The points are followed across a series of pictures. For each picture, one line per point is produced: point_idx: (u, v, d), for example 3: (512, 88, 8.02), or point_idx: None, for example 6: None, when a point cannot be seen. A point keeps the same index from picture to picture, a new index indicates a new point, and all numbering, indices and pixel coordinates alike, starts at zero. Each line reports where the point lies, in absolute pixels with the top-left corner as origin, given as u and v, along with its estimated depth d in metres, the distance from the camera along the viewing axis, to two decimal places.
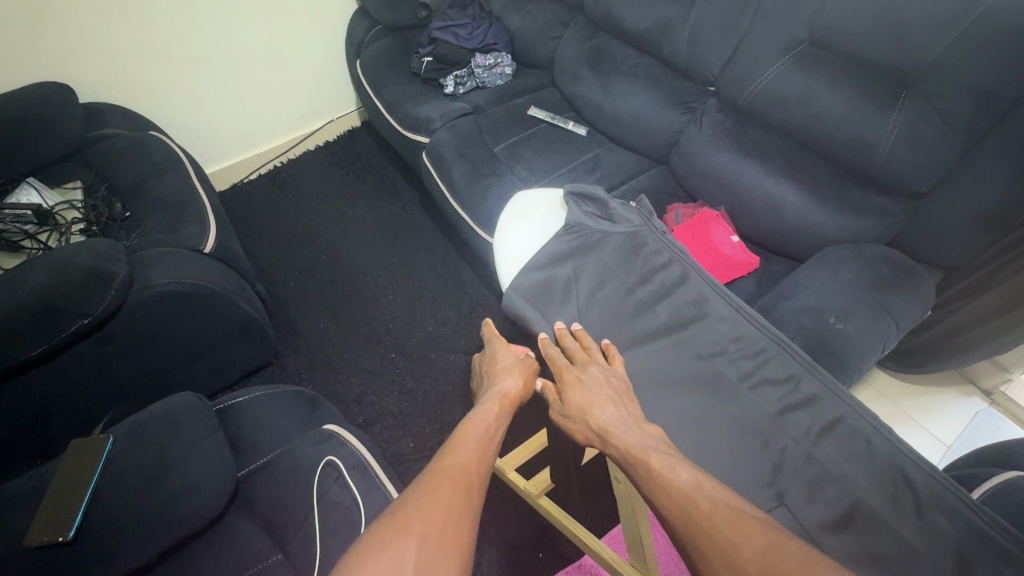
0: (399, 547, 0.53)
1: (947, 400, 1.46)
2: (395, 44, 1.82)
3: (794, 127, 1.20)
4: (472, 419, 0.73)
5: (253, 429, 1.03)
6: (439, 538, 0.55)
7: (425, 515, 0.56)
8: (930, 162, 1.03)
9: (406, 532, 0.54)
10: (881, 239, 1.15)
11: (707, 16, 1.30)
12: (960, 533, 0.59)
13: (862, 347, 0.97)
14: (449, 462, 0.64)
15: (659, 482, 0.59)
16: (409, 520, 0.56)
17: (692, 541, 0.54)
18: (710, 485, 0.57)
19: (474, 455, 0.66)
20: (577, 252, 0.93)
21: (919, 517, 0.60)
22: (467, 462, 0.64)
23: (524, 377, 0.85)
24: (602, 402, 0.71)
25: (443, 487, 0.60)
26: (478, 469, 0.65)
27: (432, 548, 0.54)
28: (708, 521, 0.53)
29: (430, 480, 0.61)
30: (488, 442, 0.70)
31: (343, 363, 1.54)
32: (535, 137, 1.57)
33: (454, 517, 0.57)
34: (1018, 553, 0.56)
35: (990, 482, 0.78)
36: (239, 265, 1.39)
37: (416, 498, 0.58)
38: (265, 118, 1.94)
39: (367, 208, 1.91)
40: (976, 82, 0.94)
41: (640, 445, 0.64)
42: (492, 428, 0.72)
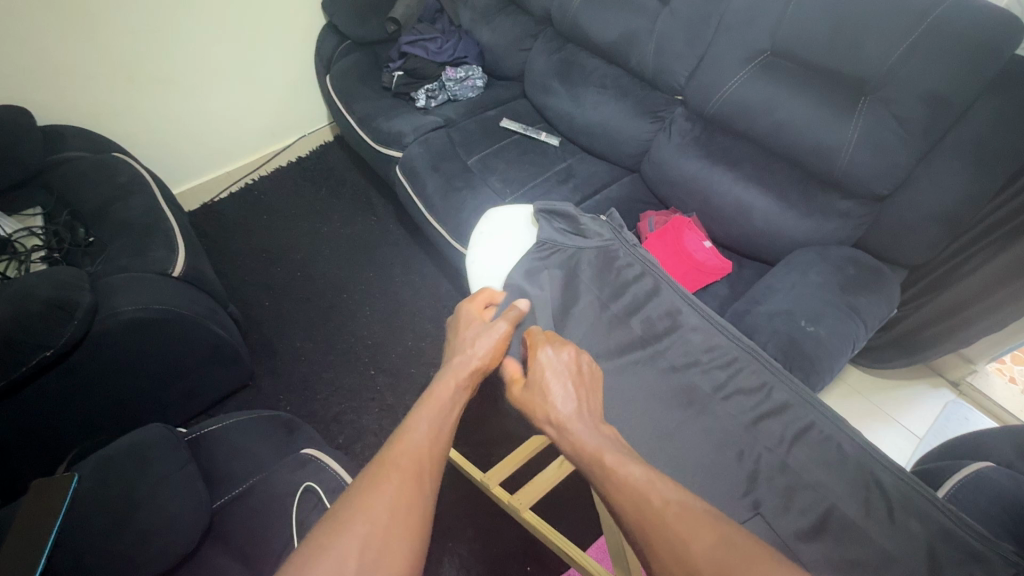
0: (339, 548, 0.51)
1: (917, 392, 1.50)
2: (365, 58, 1.81)
3: (759, 135, 1.23)
4: (431, 398, 0.67)
5: (227, 459, 1.00)
6: (385, 536, 0.53)
7: (371, 510, 0.54)
8: (890, 166, 1.06)
9: (347, 533, 0.52)
10: (847, 241, 1.18)
11: (671, 28, 1.32)
12: (930, 534, 0.60)
13: (832, 347, 0.99)
14: (399, 452, 0.60)
15: (613, 480, 0.56)
16: (350, 520, 0.53)
17: (643, 538, 0.52)
18: (658, 485, 0.55)
19: (427, 440, 0.62)
20: (550, 269, 0.93)
21: (892, 521, 0.62)
22: (419, 449, 0.61)
23: (499, 349, 0.78)
24: (563, 394, 0.69)
25: (388, 479, 0.57)
26: (432, 449, 0.62)
27: (374, 549, 0.52)
28: (659, 515, 0.52)
29: (380, 473, 0.58)
30: (443, 419, 0.66)
31: (321, 383, 1.51)
32: (508, 149, 1.58)
33: (401, 508, 0.55)
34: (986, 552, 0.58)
35: (961, 475, 0.79)
36: (211, 288, 1.36)
37: (362, 492, 0.56)
38: (234, 134, 1.91)
39: (342, 223, 1.89)
40: (930, 89, 0.98)
41: (597, 446, 0.62)
42: (451, 410, 0.68)
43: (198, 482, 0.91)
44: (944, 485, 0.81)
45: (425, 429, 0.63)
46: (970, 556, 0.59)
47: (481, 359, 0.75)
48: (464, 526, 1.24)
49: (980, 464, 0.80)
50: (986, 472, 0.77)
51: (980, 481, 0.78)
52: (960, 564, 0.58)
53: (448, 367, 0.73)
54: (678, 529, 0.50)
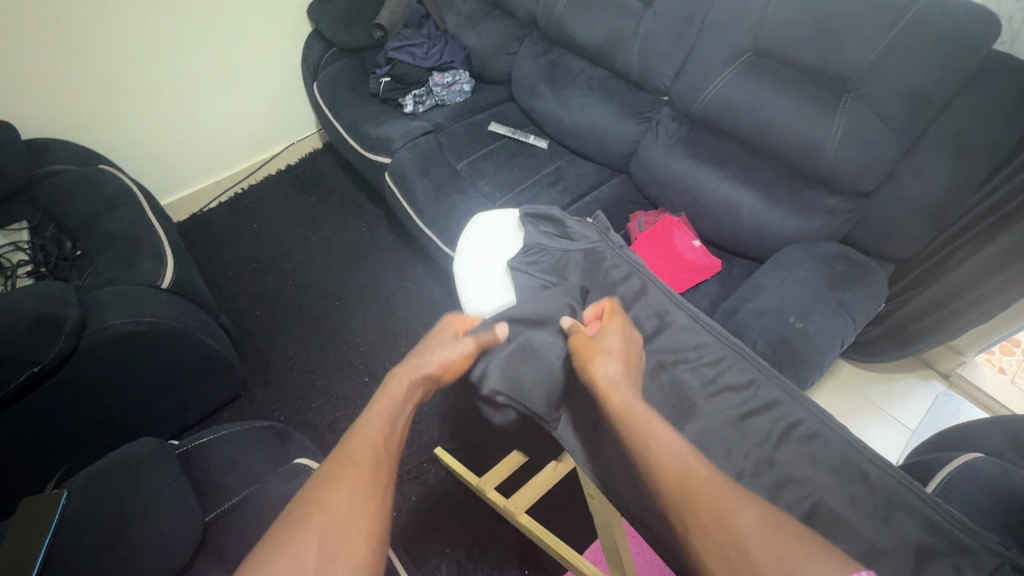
0: (296, 545, 0.53)
1: (908, 385, 1.51)
2: (352, 65, 1.81)
3: (745, 133, 1.24)
4: (381, 398, 0.70)
5: (219, 471, 1.00)
6: (339, 532, 0.55)
7: (328, 506, 0.57)
8: (874, 162, 1.07)
9: (302, 531, 0.54)
10: (834, 238, 1.19)
11: (655, 29, 1.33)
12: (919, 527, 0.61)
13: (822, 343, 1.00)
14: (355, 447, 0.63)
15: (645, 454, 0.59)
16: (305, 519, 0.55)
17: (677, 500, 0.55)
18: (689, 456, 0.58)
19: (382, 433, 0.65)
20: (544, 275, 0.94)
21: (881, 516, 0.62)
22: (373, 442, 0.64)
23: (453, 364, 0.77)
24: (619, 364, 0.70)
25: (343, 474, 0.59)
26: (387, 439, 0.65)
27: (333, 543, 0.54)
28: (699, 484, 0.55)
29: (334, 469, 0.60)
30: (395, 414, 0.69)
31: (315, 391, 1.50)
32: (496, 152, 1.58)
33: (359, 501, 0.58)
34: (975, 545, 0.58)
35: (949, 468, 0.81)
36: (201, 298, 1.35)
37: (317, 490, 0.58)
38: (222, 144, 1.90)
39: (333, 230, 1.88)
40: (911, 85, 0.99)
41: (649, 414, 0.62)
42: (403, 406, 0.70)
43: (190, 496, 0.90)
44: (933, 478, 0.82)
45: (379, 423, 0.66)
46: (959, 548, 0.59)
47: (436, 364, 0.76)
48: (461, 531, 1.23)
49: (965, 456, 0.81)
50: (971, 463, 0.79)
51: (969, 472, 0.78)
52: (948, 554, 0.59)
53: (402, 364, 0.75)
54: (712, 499, 0.54)
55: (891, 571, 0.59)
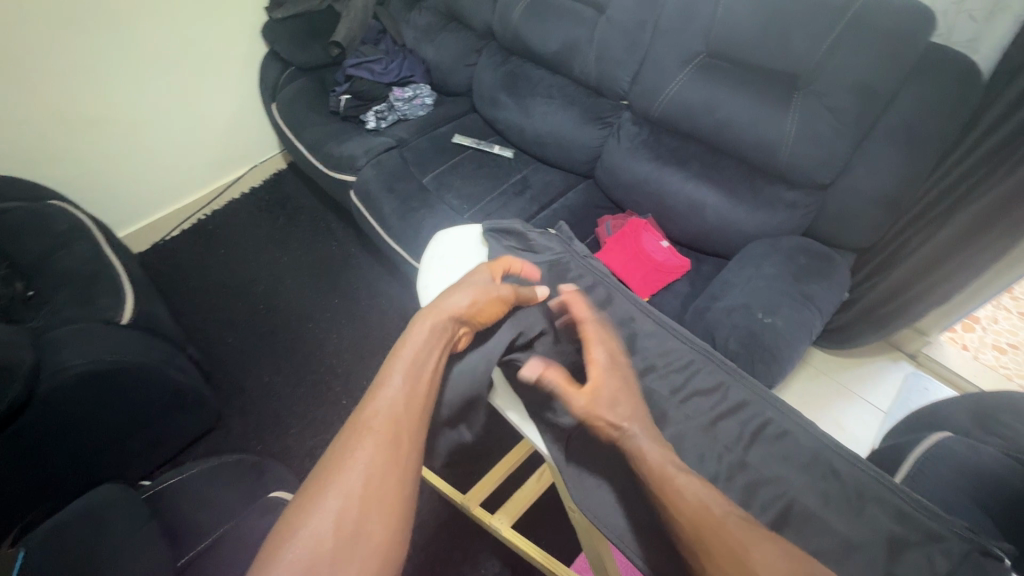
0: (317, 519, 0.54)
1: (879, 367, 1.55)
2: (310, 84, 1.78)
3: (704, 133, 1.26)
4: (403, 351, 0.69)
5: (192, 513, 0.97)
6: (358, 509, 0.55)
7: (344, 481, 0.57)
8: (828, 155, 1.10)
9: (321, 506, 0.55)
10: (796, 231, 1.22)
11: (610, 35, 1.35)
12: (890, 518, 0.62)
13: (791, 337, 1.01)
14: (371, 418, 0.62)
15: (662, 487, 0.61)
16: (324, 495, 0.56)
17: (692, 532, 0.57)
18: (703, 491, 0.60)
19: (399, 400, 0.64)
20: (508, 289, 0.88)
21: (851, 510, 0.63)
22: (391, 411, 0.63)
23: (486, 302, 0.77)
24: (628, 405, 0.71)
25: (359, 447, 0.59)
26: (402, 407, 0.64)
27: (353, 520, 0.55)
28: (713, 516, 0.57)
29: (351, 442, 0.60)
30: (416, 373, 0.67)
31: (292, 418, 1.47)
32: (462, 165, 1.57)
33: (378, 477, 0.58)
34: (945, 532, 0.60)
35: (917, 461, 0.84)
36: (166, 332, 1.31)
37: (334, 463, 0.59)
38: (182, 170, 1.85)
39: (301, 251, 1.85)
40: (858, 79, 1.02)
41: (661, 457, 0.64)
42: (426, 359, 0.69)
43: (160, 543, 0.86)
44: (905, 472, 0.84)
45: (396, 390, 0.65)
46: (929, 536, 0.60)
47: (467, 305, 0.75)
48: (450, 550, 1.21)
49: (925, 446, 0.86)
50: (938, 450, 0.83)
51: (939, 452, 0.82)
52: (919, 543, 0.60)
53: (429, 306, 0.74)
54: (728, 535, 0.55)
55: (867, 565, 0.60)
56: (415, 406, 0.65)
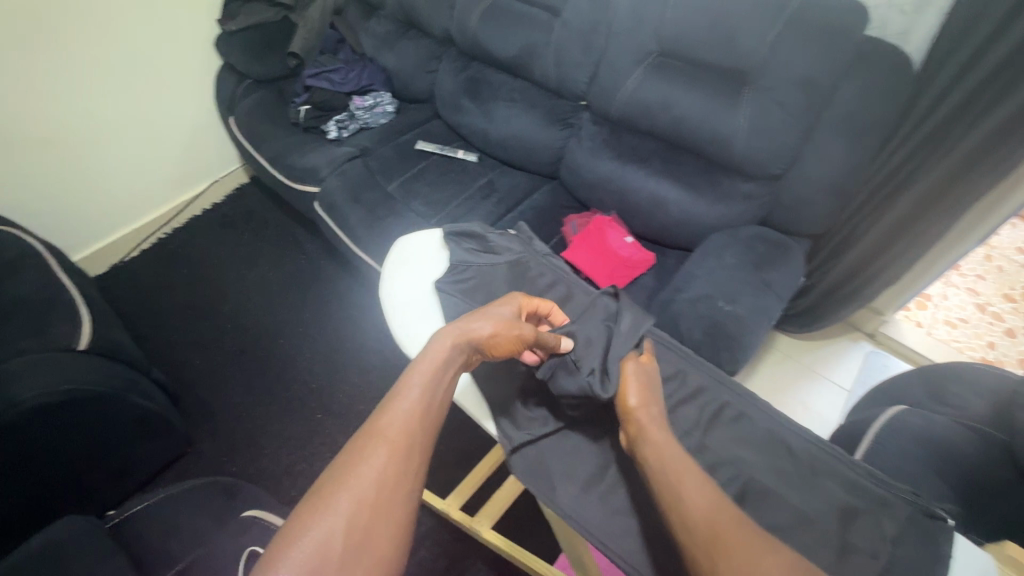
0: (324, 523, 0.49)
1: (842, 348, 1.60)
2: (269, 96, 1.76)
3: (661, 131, 1.29)
4: (424, 362, 0.65)
5: (161, 540, 0.94)
6: (370, 515, 0.51)
7: (355, 483, 0.52)
8: (777, 147, 1.14)
9: (331, 510, 0.50)
10: (753, 221, 1.26)
11: (565, 38, 1.37)
12: (840, 488, 0.66)
13: (752, 324, 1.04)
14: (387, 422, 0.57)
15: (672, 488, 0.58)
16: (335, 497, 0.51)
17: (703, 532, 0.54)
18: (715, 495, 0.57)
19: (417, 407, 0.60)
20: (470, 291, 0.88)
21: (804, 483, 0.67)
22: (408, 416, 0.59)
23: (505, 339, 0.72)
24: (651, 396, 0.71)
25: (373, 451, 0.55)
26: (420, 415, 0.59)
27: (364, 526, 0.50)
28: (727, 519, 0.54)
29: (365, 444, 0.56)
30: (437, 383, 0.63)
31: (267, 436, 1.45)
32: (427, 171, 1.57)
33: (390, 487, 0.53)
34: (891, 498, 0.63)
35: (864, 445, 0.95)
36: (128, 356, 1.27)
37: (347, 463, 0.54)
38: (140, 189, 1.81)
39: (269, 265, 1.82)
40: (801, 73, 1.06)
41: (678, 457, 0.62)
42: (445, 376, 0.64)
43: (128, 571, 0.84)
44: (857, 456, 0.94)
45: (414, 398, 0.61)
46: (877, 503, 0.64)
47: (488, 335, 0.70)
48: (434, 558, 1.21)
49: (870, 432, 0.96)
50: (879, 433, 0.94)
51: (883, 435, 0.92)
52: (869, 511, 0.63)
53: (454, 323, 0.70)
54: (741, 536, 0.53)
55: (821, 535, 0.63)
56: (431, 416, 0.61)
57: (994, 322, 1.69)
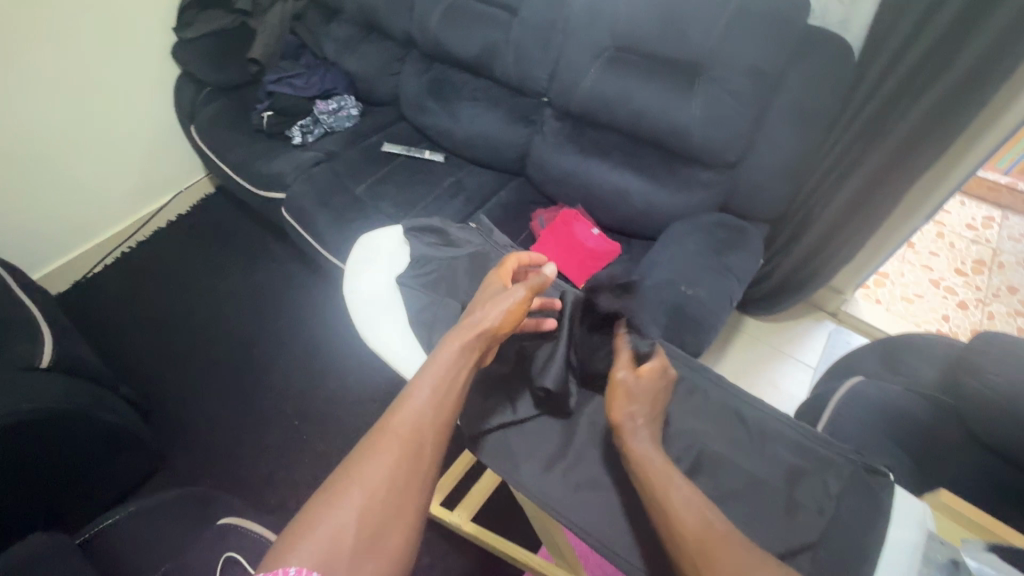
0: (338, 516, 0.53)
1: (807, 327, 1.66)
2: (230, 103, 1.74)
3: (622, 123, 1.31)
4: (434, 359, 0.66)
5: (135, 553, 0.93)
6: (379, 512, 0.54)
7: (367, 479, 0.56)
8: (733, 134, 1.18)
9: (343, 504, 0.54)
10: (712, 208, 1.30)
11: (524, 36, 1.39)
12: (788, 451, 0.70)
13: (713, 306, 1.08)
14: (399, 421, 0.60)
15: (662, 503, 0.60)
16: (346, 494, 0.55)
17: (689, 547, 0.56)
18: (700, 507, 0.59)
19: (428, 407, 0.62)
20: (430, 283, 0.89)
21: (754, 448, 0.71)
22: (419, 416, 0.61)
23: (512, 317, 0.72)
24: (651, 406, 0.70)
25: (386, 451, 0.58)
26: (431, 414, 0.61)
27: (373, 523, 0.54)
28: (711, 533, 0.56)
29: (377, 443, 0.59)
30: (448, 381, 0.65)
31: (244, 446, 1.43)
32: (394, 172, 1.57)
33: (400, 484, 0.56)
34: (831, 456, 0.69)
35: (825, 419, 0.99)
36: (94, 371, 1.24)
37: (360, 461, 0.57)
38: (101, 202, 1.77)
39: (239, 275, 1.79)
40: (749, 63, 1.11)
41: (665, 467, 0.63)
42: (456, 373, 0.66)
43: None
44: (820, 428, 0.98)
45: (426, 396, 0.62)
46: (822, 462, 0.69)
47: (495, 322, 0.70)
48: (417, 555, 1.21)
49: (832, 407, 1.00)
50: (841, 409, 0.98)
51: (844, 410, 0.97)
52: (815, 470, 0.68)
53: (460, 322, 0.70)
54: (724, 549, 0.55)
55: (771, 496, 0.67)
56: (444, 414, 0.62)
57: (948, 295, 1.77)
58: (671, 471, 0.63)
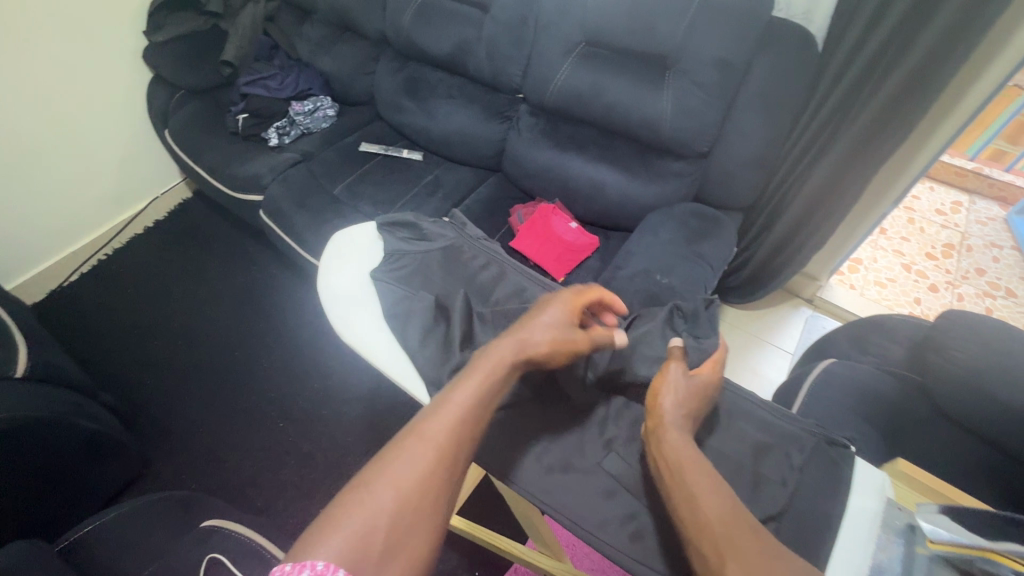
0: (367, 514, 0.51)
1: (785, 314, 1.69)
2: (205, 106, 1.73)
3: (597, 118, 1.32)
4: (477, 371, 0.63)
5: (116, 559, 0.93)
6: (410, 514, 0.53)
7: (399, 481, 0.54)
8: (702, 125, 1.20)
9: (373, 503, 0.52)
10: (686, 198, 1.33)
11: (497, 32, 1.40)
12: (754, 429, 0.73)
13: (688, 293, 1.10)
14: (434, 425, 0.58)
15: (688, 493, 0.57)
16: (376, 492, 0.53)
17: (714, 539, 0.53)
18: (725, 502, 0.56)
19: (465, 414, 0.59)
20: (404, 276, 0.90)
21: (722, 427, 0.73)
22: (455, 421, 0.59)
23: (561, 350, 0.69)
24: (689, 404, 0.68)
25: (421, 453, 0.56)
26: (468, 423, 0.59)
27: (403, 524, 0.52)
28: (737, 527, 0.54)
29: (411, 443, 0.56)
30: (488, 393, 0.62)
31: (228, 451, 1.42)
32: (372, 172, 1.57)
33: (431, 489, 0.54)
34: (793, 432, 0.72)
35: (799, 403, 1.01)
36: (71, 380, 1.22)
37: (392, 460, 0.55)
38: (74, 210, 1.74)
39: (219, 279, 1.78)
40: (717, 55, 1.13)
41: (698, 460, 0.60)
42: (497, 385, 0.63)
43: None
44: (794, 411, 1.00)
45: (462, 403, 0.60)
46: (786, 438, 0.72)
47: (543, 349, 0.67)
48: None
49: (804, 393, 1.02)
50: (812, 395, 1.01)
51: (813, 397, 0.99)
52: (779, 446, 0.71)
53: (508, 338, 0.67)
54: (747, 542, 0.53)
55: (739, 471, 0.69)
56: (478, 423, 0.60)
57: (919, 279, 1.82)
58: (703, 464, 0.60)
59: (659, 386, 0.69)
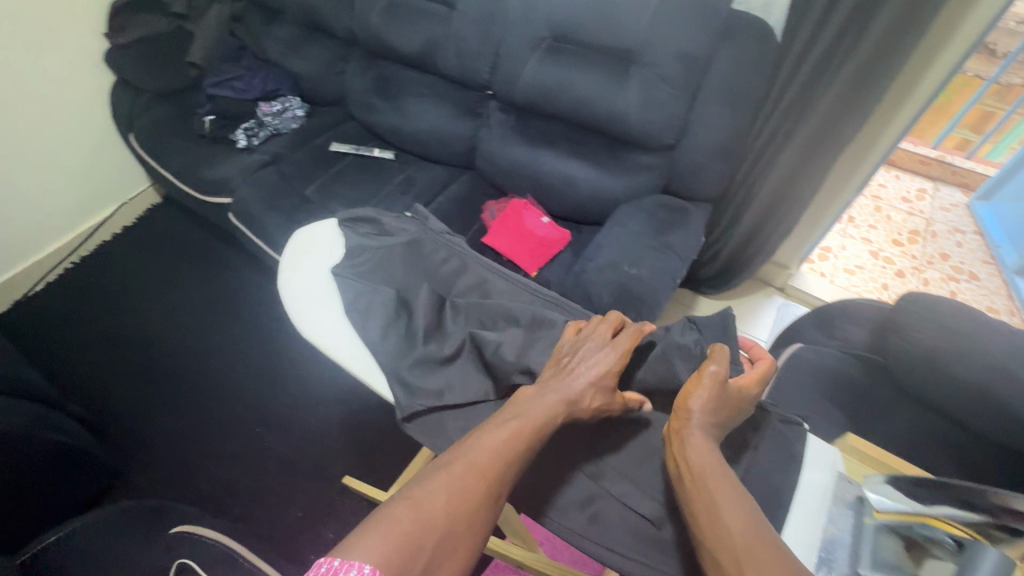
0: (411, 526, 0.52)
1: (758, 303, 1.72)
2: (171, 109, 1.70)
3: (565, 112, 1.33)
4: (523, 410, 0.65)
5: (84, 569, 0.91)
6: (451, 532, 0.53)
7: (442, 498, 0.55)
8: (668, 118, 1.22)
9: (418, 516, 0.53)
10: (656, 190, 1.34)
11: (464, 29, 1.39)
12: None
13: (656, 284, 1.11)
14: (479, 452, 0.59)
15: (709, 500, 0.58)
16: (422, 506, 0.54)
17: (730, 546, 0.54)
18: (745, 508, 0.57)
19: (508, 444, 0.61)
20: (366, 272, 0.90)
21: None
22: (499, 450, 0.60)
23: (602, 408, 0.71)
24: (718, 411, 0.67)
25: (461, 475, 0.57)
26: (509, 452, 0.61)
27: (446, 542, 0.52)
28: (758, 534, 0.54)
29: (455, 466, 0.58)
30: (531, 430, 0.64)
31: (203, 458, 1.40)
32: (344, 172, 1.56)
33: (472, 511, 0.55)
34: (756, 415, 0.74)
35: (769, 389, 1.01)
36: (37, 391, 1.19)
37: (436, 479, 0.57)
38: (39, 218, 1.70)
39: (191, 285, 1.75)
40: (679, 48, 1.15)
41: (721, 469, 0.60)
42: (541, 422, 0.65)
43: None
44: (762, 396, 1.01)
45: (505, 435, 0.62)
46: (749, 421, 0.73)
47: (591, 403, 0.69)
48: None
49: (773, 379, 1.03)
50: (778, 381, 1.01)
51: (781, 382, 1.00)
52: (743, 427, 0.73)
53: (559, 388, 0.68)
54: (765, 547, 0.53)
55: None
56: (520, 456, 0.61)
57: (886, 265, 1.86)
58: (727, 472, 0.60)
59: (691, 390, 0.68)
